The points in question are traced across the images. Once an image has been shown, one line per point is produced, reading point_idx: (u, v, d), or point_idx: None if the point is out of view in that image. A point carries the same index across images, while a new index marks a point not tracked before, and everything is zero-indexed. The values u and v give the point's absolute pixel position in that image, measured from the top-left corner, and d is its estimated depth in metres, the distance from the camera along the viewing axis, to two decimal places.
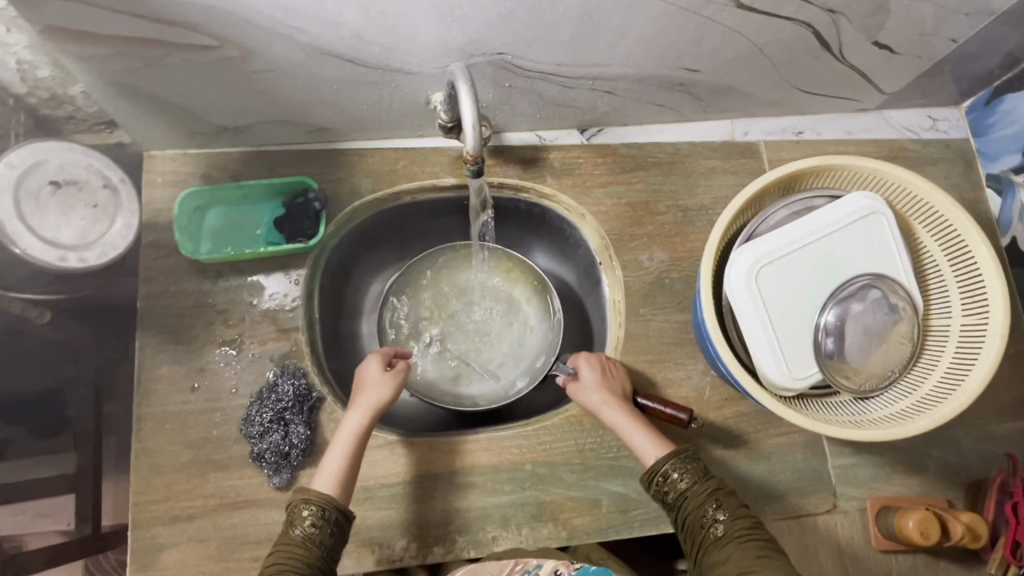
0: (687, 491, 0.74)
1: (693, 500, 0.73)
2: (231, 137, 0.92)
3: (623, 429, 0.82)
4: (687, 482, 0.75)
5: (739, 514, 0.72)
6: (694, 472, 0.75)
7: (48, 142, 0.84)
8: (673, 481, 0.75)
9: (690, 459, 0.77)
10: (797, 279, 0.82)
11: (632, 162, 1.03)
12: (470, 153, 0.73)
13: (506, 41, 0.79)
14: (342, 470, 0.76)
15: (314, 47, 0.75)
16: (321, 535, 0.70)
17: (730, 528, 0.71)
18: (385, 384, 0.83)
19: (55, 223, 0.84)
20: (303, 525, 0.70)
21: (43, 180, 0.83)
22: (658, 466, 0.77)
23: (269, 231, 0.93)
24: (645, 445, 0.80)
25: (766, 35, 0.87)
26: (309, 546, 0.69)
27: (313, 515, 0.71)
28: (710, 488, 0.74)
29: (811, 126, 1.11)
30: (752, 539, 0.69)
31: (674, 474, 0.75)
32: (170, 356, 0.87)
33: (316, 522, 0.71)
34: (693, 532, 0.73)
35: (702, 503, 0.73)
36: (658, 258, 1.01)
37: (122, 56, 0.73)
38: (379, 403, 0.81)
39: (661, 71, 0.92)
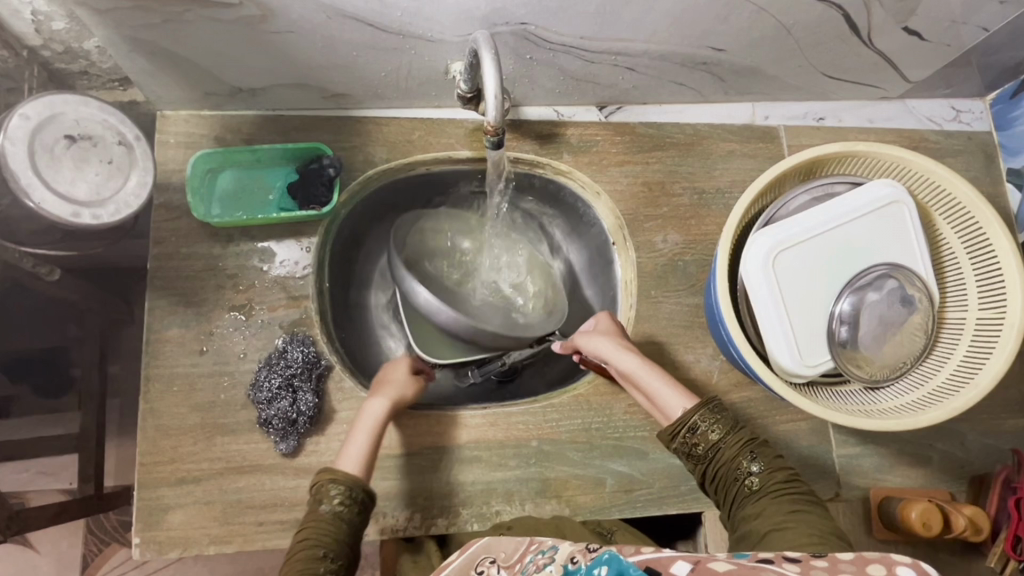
0: (719, 442, 0.72)
1: (727, 451, 0.72)
2: (247, 99, 0.91)
3: (635, 373, 0.82)
4: (718, 433, 0.73)
5: (774, 467, 0.70)
6: (726, 422, 0.74)
7: (63, 94, 0.73)
8: (702, 433, 0.73)
9: (721, 410, 0.75)
10: (814, 266, 0.81)
11: (651, 142, 1.02)
12: (492, 124, 0.72)
13: (531, 11, 0.78)
14: (366, 452, 0.76)
15: (335, 9, 0.74)
16: (349, 514, 0.70)
17: (765, 481, 0.69)
18: (412, 383, 0.85)
19: (54, 176, 0.72)
20: (330, 504, 0.69)
21: (57, 134, 0.72)
22: (685, 417, 0.75)
23: (282, 196, 0.92)
24: (671, 397, 0.78)
25: (795, 15, 0.85)
26: (338, 523, 0.69)
27: (340, 495, 0.70)
28: (743, 440, 0.72)
29: (832, 113, 1.10)
30: (786, 493, 0.68)
31: (705, 424, 0.74)
32: (179, 318, 0.86)
33: (344, 500, 0.70)
34: (726, 485, 0.71)
35: (736, 455, 0.71)
36: (672, 240, 1.00)
37: (141, 10, 0.72)
38: (404, 396, 0.83)
39: (685, 49, 0.90)
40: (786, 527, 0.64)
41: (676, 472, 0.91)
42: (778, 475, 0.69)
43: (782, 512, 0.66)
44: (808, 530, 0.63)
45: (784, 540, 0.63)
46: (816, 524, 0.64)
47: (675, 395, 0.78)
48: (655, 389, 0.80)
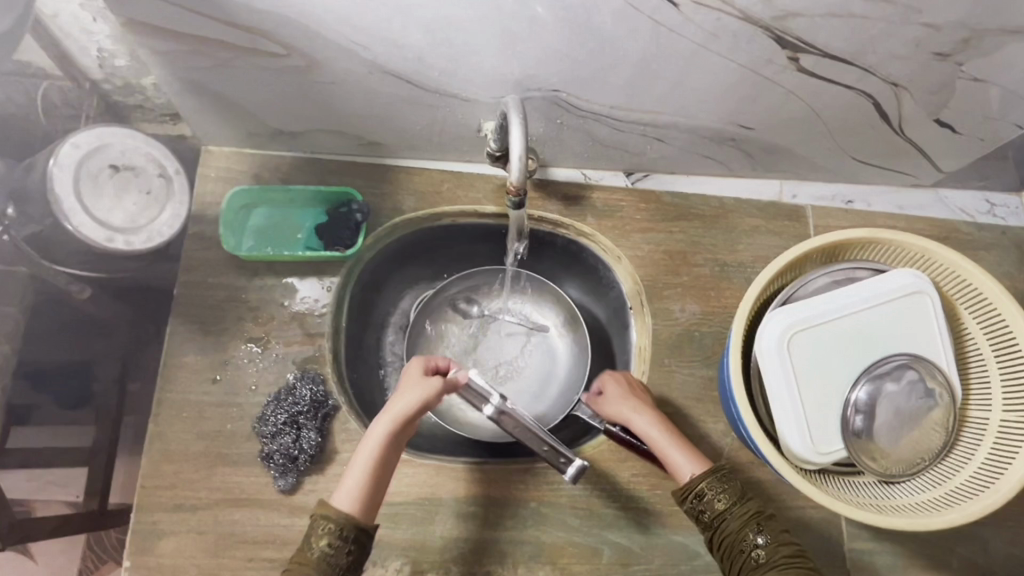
0: (726, 512, 0.72)
1: (733, 522, 0.71)
2: (286, 140, 0.95)
3: (654, 440, 0.81)
4: (725, 503, 0.72)
5: (780, 540, 0.69)
6: (733, 492, 0.73)
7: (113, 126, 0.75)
8: (710, 501, 0.73)
9: (727, 477, 0.74)
10: (830, 351, 0.79)
11: (675, 212, 1.03)
12: (514, 184, 0.73)
13: (563, 79, 0.80)
14: (364, 485, 0.73)
15: (376, 65, 0.77)
16: (337, 557, 0.68)
17: (771, 554, 0.68)
18: (413, 391, 0.78)
19: (96, 204, 0.74)
20: (318, 543, 0.68)
21: (102, 162, 0.74)
22: (693, 482, 0.74)
23: (310, 236, 0.94)
24: (685, 467, 0.77)
25: (825, 101, 0.86)
26: (324, 566, 0.67)
27: (330, 535, 0.68)
28: (749, 511, 0.72)
29: (861, 196, 1.09)
30: (793, 567, 0.67)
31: (710, 492, 0.73)
32: (197, 346, 0.88)
33: (331, 543, 0.68)
34: (732, 557, 0.71)
35: (742, 527, 0.71)
36: (690, 310, 1.00)
37: (196, 54, 0.76)
38: (410, 410, 0.77)
39: (715, 125, 0.92)
40: None
41: (677, 549, 0.88)
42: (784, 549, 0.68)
43: None
44: None
45: None
46: None
47: (689, 465, 0.77)
48: (669, 457, 0.79)
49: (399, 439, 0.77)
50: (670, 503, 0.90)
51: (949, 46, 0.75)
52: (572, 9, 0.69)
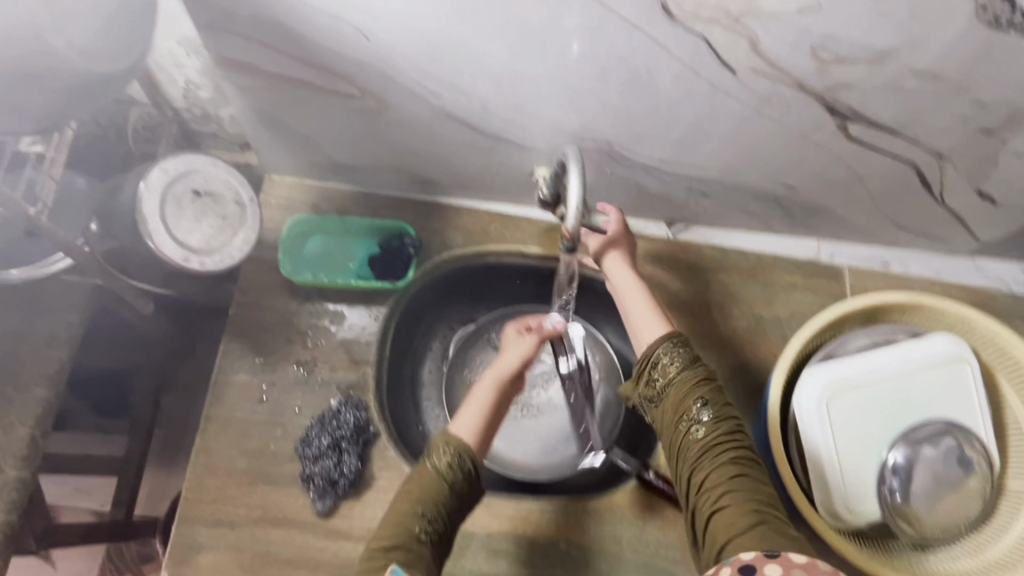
0: (674, 377, 0.80)
1: (680, 389, 0.79)
2: (345, 175, 1.00)
3: (622, 290, 0.90)
4: (676, 370, 0.80)
5: (722, 417, 0.76)
6: (685, 360, 0.80)
7: (199, 153, 0.74)
8: (664, 368, 0.81)
9: (684, 346, 0.82)
10: (869, 412, 0.80)
11: (714, 264, 1.06)
12: (569, 230, 0.76)
13: (618, 133, 0.84)
14: (482, 419, 0.77)
15: (442, 110, 0.82)
16: (454, 476, 0.72)
17: (710, 429, 0.76)
18: (522, 344, 0.84)
19: (175, 224, 0.72)
20: (439, 462, 0.72)
21: (187, 188, 0.73)
22: (651, 351, 0.82)
23: (361, 266, 0.97)
24: (644, 323, 0.86)
25: (869, 167, 0.89)
26: (442, 483, 0.71)
27: (450, 457, 0.72)
28: (697, 380, 0.79)
29: (897, 260, 1.11)
30: (728, 448, 0.74)
31: (667, 357, 0.81)
32: (247, 365, 0.91)
33: (451, 464, 0.72)
34: (675, 421, 0.78)
35: (687, 394, 0.78)
36: (725, 361, 1.01)
37: (276, 91, 0.81)
38: (526, 359, 0.83)
39: (760, 184, 0.95)
40: (726, 503, 0.70)
41: None
42: (723, 427, 0.76)
43: (723, 478, 0.72)
44: (743, 503, 0.69)
45: (727, 515, 0.69)
46: (751, 490, 0.71)
47: (648, 323, 0.85)
48: (633, 312, 0.87)
49: (512, 385, 0.83)
50: None
51: (994, 122, 0.78)
52: (635, 69, 0.73)
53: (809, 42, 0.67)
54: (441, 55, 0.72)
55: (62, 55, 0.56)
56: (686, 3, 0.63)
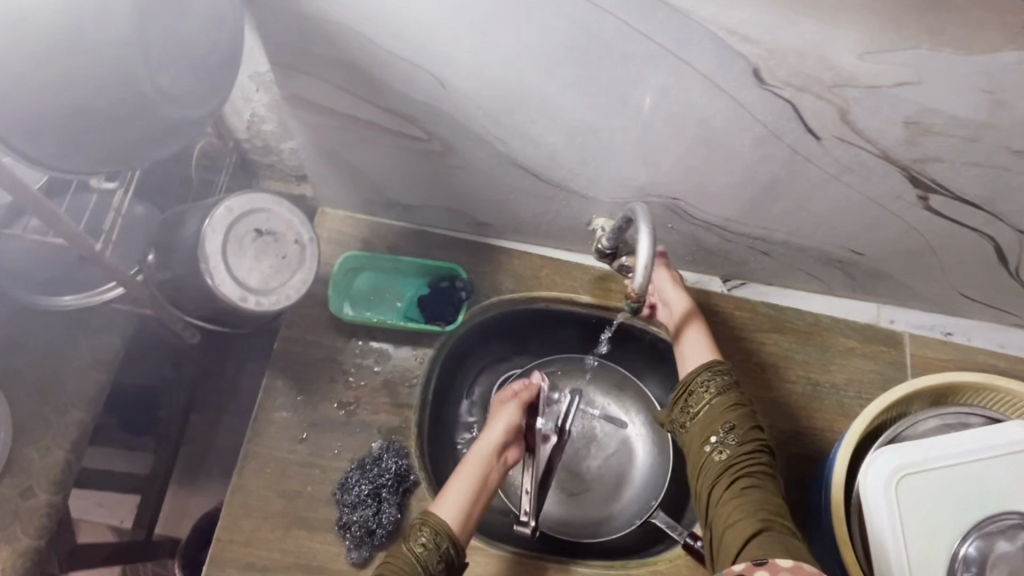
0: (708, 402, 0.82)
1: (710, 415, 0.81)
2: (399, 212, 0.98)
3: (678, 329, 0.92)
4: (710, 394, 0.82)
5: (745, 440, 0.78)
6: (719, 387, 0.82)
7: (264, 192, 0.74)
8: (699, 393, 0.83)
9: (724, 373, 0.83)
10: (940, 499, 0.76)
11: (770, 324, 1.02)
12: (635, 289, 0.73)
13: (686, 190, 0.82)
14: (464, 501, 0.78)
15: (509, 157, 0.80)
16: (429, 559, 0.71)
17: (733, 451, 0.78)
18: (503, 419, 0.86)
19: (234, 263, 0.70)
20: (416, 544, 0.72)
21: (249, 226, 0.72)
22: (692, 377, 0.84)
23: (409, 306, 0.96)
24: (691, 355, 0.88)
25: (945, 238, 0.85)
26: (415, 564, 0.71)
27: (427, 538, 0.73)
28: (727, 406, 0.81)
29: (961, 329, 1.07)
30: (746, 467, 0.77)
31: (703, 385, 0.83)
32: (290, 402, 0.90)
33: (429, 543, 0.72)
34: (700, 445, 0.81)
35: (716, 420, 0.80)
36: (779, 428, 0.97)
37: (342, 130, 0.80)
38: (509, 429, 0.86)
39: (826, 247, 0.92)
40: (736, 516, 0.72)
41: None
42: (745, 449, 0.78)
43: (733, 493, 0.75)
44: (750, 512, 0.72)
45: (732, 525, 0.72)
46: (761, 503, 0.73)
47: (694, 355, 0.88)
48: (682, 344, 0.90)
49: (494, 465, 0.84)
50: None
51: None
52: (715, 131, 0.71)
53: (903, 114, 0.64)
54: (516, 104, 0.70)
55: (151, 103, 0.56)
56: (780, 69, 0.61)
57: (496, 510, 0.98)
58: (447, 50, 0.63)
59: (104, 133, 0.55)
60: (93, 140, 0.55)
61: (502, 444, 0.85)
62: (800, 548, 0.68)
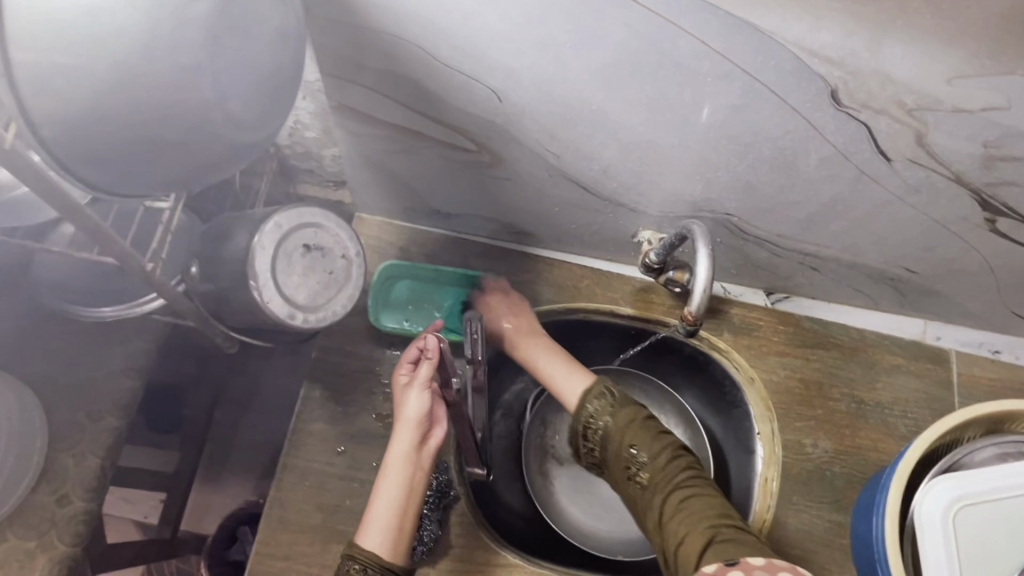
0: (609, 430, 0.78)
1: (615, 441, 0.77)
2: (438, 219, 0.96)
3: (533, 358, 0.88)
4: (605, 420, 0.79)
5: (657, 452, 0.73)
6: (610, 409, 0.80)
7: (312, 206, 0.72)
8: (595, 423, 0.80)
9: (605, 395, 0.81)
10: (997, 530, 0.74)
11: (814, 339, 1.00)
12: (691, 313, 0.74)
13: (741, 206, 0.80)
14: (392, 521, 0.73)
15: (559, 170, 0.78)
16: None
17: (652, 466, 0.73)
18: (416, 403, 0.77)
19: (283, 280, 0.69)
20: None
21: (298, 241, 0.70)
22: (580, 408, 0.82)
23: (448, 316, 0.94)
24: (566, 380, 0.85)
25: (1006, 260, 0.83)
26: None
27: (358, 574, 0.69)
28: (627, 424, 0.77)
29: (1009, 347, 1.04)
30: (671, 476, 0.72)
31: (594, 412, 0.80)
32: (327, 413, 0.88)
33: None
34: (623, 474, 0.76)
35: (622, 442, 0.77)
36: (823, 446, 0.95)
37: (387, 139, 0.78)
38: (416, 422, 0.77)
39: (878, 264, 0.89)
40: (681, 525, 0.66)
41: None
42: (660, 461, 0.73)
43: (671, 504, 0.69)
44: (695, 517, 0.66)
45: (677, 534, 0.66)
46: (702, 508, 0.67)
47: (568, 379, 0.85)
48: (548, 370, 0.87)
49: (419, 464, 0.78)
50: None
51: None
52: (779, 149, 0.68)
53: (984, 138, 0.61)
54: (573, 119, 0.68)
55: (216, 126, 0.54)
56: (861, 92, 0.58)
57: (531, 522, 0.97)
58: (506, 64, 0.61)
59: (167, 158, 0.53)
60: (154, 165, 0.53)
61: (416, 440, 0.78)
62: (751, 541, 0.62)
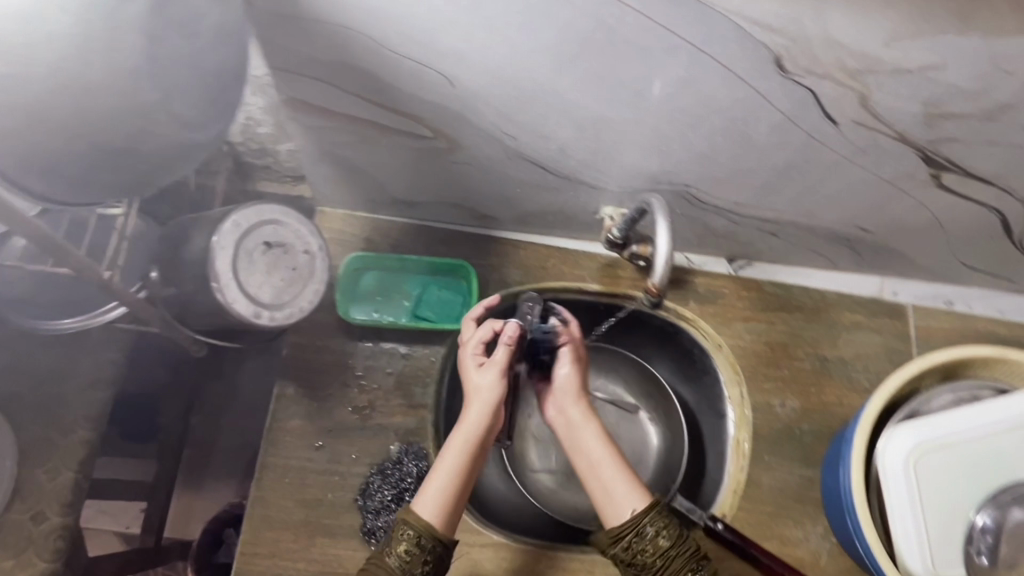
0: (667, 551, 0.71)
1: (673, 563, 0.71)
2: (401, 209, 0.96)
3: (586, 445, 0.81)
4: (667, 541, 0.71)
5: None
6: (675, 533, 0.72)
7: (270, 202, 0.71)
8: (651, 539, 0.72)
9: (669, 514, 0.73)
10: (956, 473, 0.77)
11: (777, 302, 1.03)
12: (654, 284, 0.77)
13: (698, 177, 0.81)
14: (448, 493, 0.72)
15: (517, 152, 0.78)
16: (414, 565, 0.68)
17: None
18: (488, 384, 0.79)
19: (246, 278, 0.68)
20: (396, 550, 0.68)
21: (258, 239, 0.69)
22: (636, 517, 0.73)
23: (416, 304, 0.95)
24: (621, 490, 0.75)
25: (953, 214, 0.86)
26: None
27: (409, 540, 0.69)
28: (690, 554, 0.72)
29: (961, 297, 1.08)
30: None
31: (655, 527, 0.72)
32: (303, 410, 0.88)
33: (410, 548, 0.68)
34: None
35: (682, 568, 0.71)
36: (791, 405, 0.98)
37: (343, 131, 0.77)
38: (491, 404, 0.78)
39: (833, 225, 0.91)
40: None
41: None
42: None
43: None
44: None
45: None
46: None
47: (625, 489, 0.75)
48: (606, 473, 0.77)
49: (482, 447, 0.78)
50: None
51: None
52: (731, 119, 0.69)
53: (924, 97, 0.64)
54: (527, 101, 0.68)
55: (169, 122, 0.58)
56: (803, 58, 0.59)
57: (515, 502, 0.99)
58: (457, 50, 0.61)
59: (125, 158, 0.58)
60: (115, 165, 0.58)
61: (486, 426, 0.77)
62: None
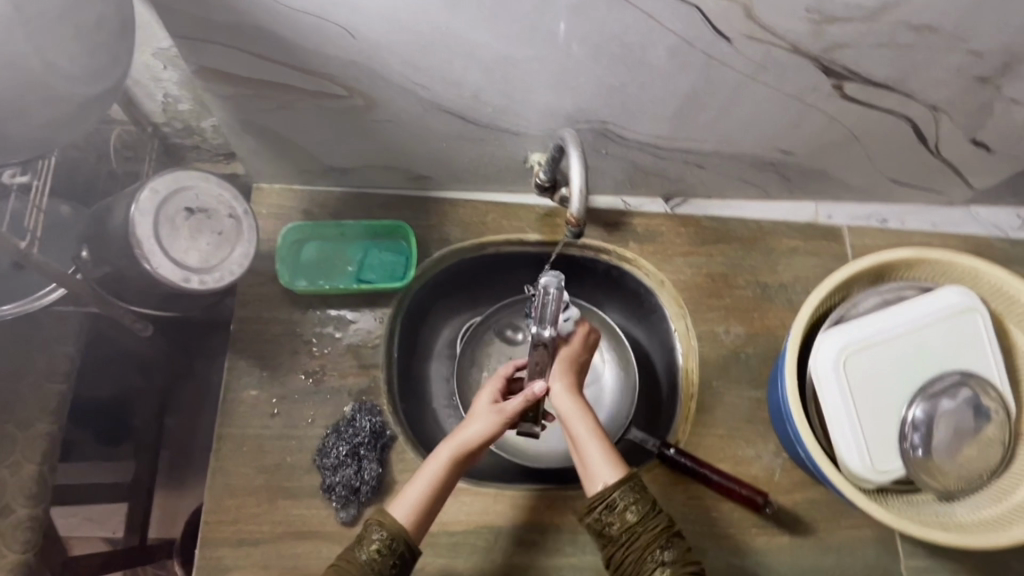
0: (635, 526, 0.72)
1: (643, 536, 0.72)
2: (336, 176, 0.98)
3: (567, 415, 0.82)
4: (635, 514, 0.72)
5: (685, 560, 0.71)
6: (644, 506, 0.73)
7: (188, 169, 0.73)
8: (620, 513, 0.73)
9: (642, 491, 0.74)
10: (885, 370, 0.81)
11: (714, 236, 1.05)
12: (574, 216, 0.76)
13: (612, 111, 0.83)
14: (424, 497, 0.75)
15: (432, 102, 0.80)
16: (382, 565, 0.70)
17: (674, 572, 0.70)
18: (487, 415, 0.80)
19: (171, 245, 0.70)
20: (368, 548, 0.70)
21: (179, 205, 0.71)
22: (607, 490, 0.74)
23: (359, 269, 0.96)
24: (600, 465, 0.77)
25: (865, 126, 0.88)
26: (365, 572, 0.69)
27: (381, 541, 0.71)
28: (660, 528, 0.72)
29: (894, 215, 1.11)
30: None
31: (623, 502, 0.73)
32: (255, 379, 0.90)
33: (381, 548, 0.71)
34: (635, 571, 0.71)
35: (652, 540, 0.71)
36: (735, 331, 1.01)
37: (259, 98, 0.79)
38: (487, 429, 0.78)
39: (755, 150, 0.94)
40: None
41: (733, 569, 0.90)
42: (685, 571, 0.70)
43: None
44: None
45: None
46: None
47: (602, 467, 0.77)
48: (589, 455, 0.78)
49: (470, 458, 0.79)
50: (725, 524, 0.91)
51: (988, 70, 0.77)
52: (627, 46, 0.71)
53: (803, 4, 0.66)
54: (427, 46, 0.70)
55: (48, 81, 0.57)
56: None
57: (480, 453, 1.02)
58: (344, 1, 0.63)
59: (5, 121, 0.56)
60: None
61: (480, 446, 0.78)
62: None
